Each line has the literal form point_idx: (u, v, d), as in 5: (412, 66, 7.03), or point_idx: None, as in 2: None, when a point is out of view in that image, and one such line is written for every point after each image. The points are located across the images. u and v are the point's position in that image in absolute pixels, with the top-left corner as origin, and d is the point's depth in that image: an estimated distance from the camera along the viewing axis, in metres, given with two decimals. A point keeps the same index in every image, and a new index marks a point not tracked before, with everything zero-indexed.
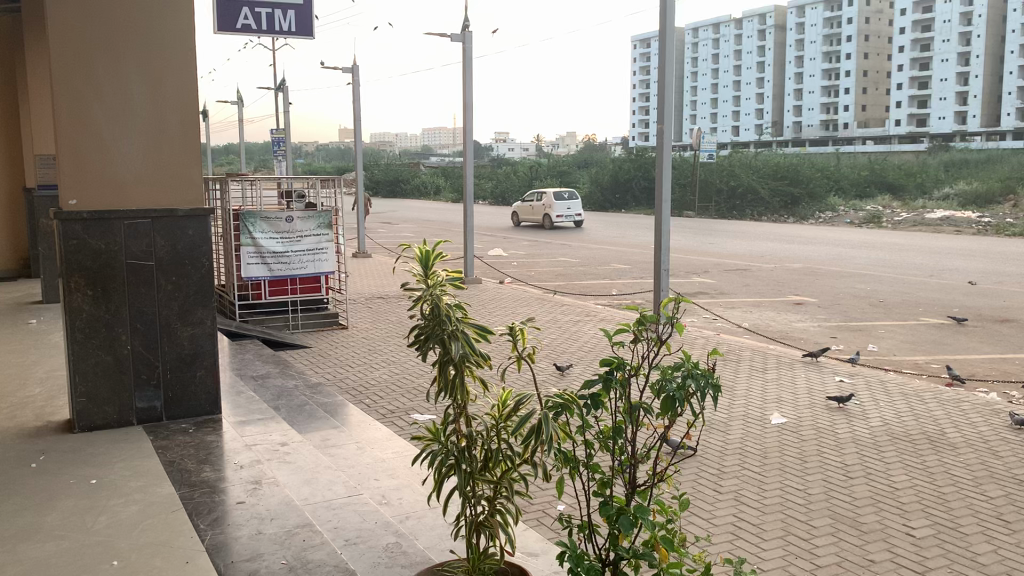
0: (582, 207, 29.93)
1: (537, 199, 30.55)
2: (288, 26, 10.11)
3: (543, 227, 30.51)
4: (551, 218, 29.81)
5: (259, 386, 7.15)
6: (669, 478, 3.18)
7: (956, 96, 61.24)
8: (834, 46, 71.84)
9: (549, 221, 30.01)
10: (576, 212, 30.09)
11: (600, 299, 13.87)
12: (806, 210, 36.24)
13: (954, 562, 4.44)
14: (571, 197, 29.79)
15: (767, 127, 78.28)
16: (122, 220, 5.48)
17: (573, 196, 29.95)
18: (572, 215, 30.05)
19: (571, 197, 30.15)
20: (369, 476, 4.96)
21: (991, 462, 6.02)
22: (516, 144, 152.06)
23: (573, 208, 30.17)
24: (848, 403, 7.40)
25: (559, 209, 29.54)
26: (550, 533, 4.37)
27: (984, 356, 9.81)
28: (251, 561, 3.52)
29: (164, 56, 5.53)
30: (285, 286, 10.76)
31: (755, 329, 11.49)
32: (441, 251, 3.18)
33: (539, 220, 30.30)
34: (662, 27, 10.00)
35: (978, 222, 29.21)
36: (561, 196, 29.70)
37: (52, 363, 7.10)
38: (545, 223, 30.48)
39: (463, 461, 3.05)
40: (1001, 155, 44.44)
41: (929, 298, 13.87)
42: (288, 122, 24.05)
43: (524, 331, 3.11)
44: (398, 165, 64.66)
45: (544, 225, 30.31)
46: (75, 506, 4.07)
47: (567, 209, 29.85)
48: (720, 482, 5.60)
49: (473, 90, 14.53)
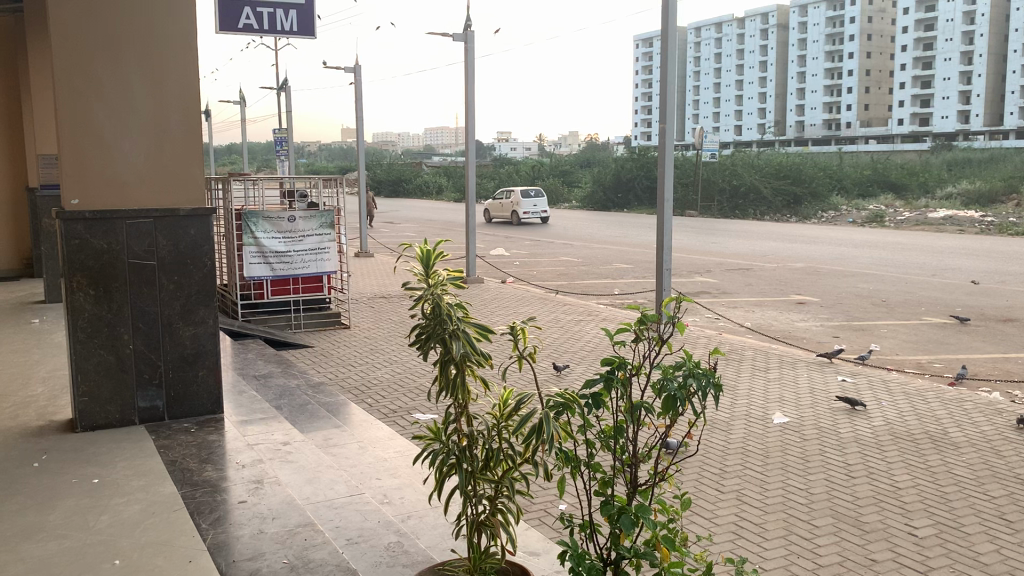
0: (548, 204, 31.50)
1: (507, 195, 32.11)
2: (289, 26, 10.11)
3: (511, 223, 32.11)
4: (517, 214, 31.40)
5: (261, 386, 7.16)
6: (671, 478, 3.17)
7: (959, 95, 61.07)
8: (836, 46, 71.74)
9: (516, 217, 31.62)
10: (543, 209, 31.67)
11: (602, 298, 13.86)
12: (809, 209, 36.20)
13: (956, 562, 4.43)
14: (536, 195, 31.37)
15: (770, 126, 78.25)
16: (124, 220, 5.48)
17: (539, 193, 31.48)
18: (538, 211, 31.66)
19: (538, 194, 31.73)
20: (371, 475, 4.96)
21: (994, 462, 6.01)
22: (518, 144, 152.18)
23: (540, 205, 31.77)
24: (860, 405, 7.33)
25: (525, 205, 31.08)
26: (551, 533, 4.36)
27: (987, 355, 9.78)
28: (253, 560, 3.52)
29: (165, 55, 5.54)
30: (287, 285, 10.79)
31: (757, 328, 11.47)
32: (442, 251, 3.18)
33: (507, 216, 31.93)
34: (665, 26, 9.99)
35: (981, 221, 29.15)
36: (529, 193, 31.23)
37: (54, 363, 7.11)
38: (512, 218, 32.11)
39: (463, 460, 3.05)
40: (1004, 154, 44.31)
41: (932, 297, 13.84)
42: (290, 122, 24.11)
43: (524, 331, 3.10)
44: (401, 164, 64.77)
45: (512, 221, 31.95)
46: (77, 505, 4.08)
47: (534, 205, 31.42)
48: (722, 481, 5.60)
49: (475, 89, 14.54)
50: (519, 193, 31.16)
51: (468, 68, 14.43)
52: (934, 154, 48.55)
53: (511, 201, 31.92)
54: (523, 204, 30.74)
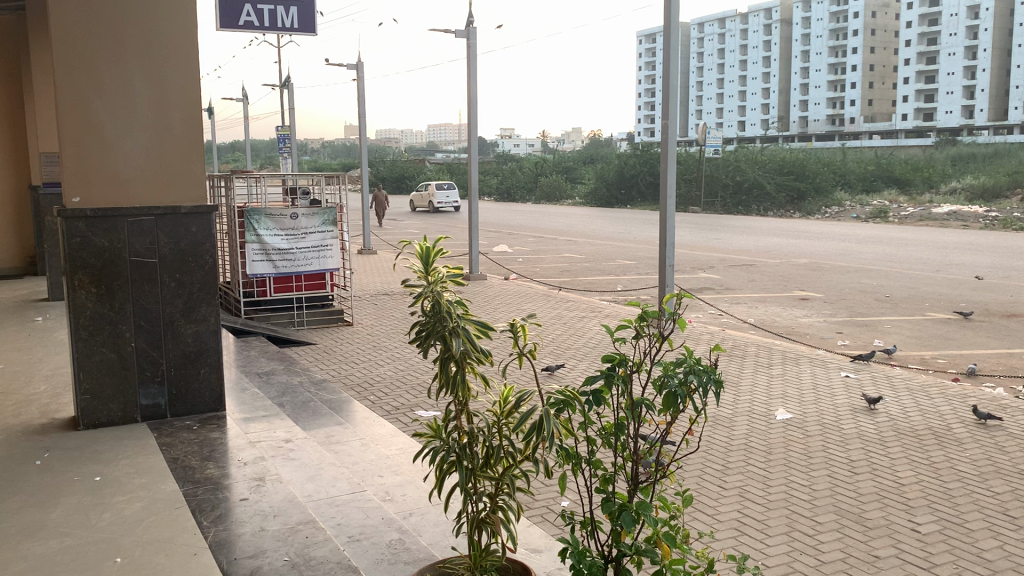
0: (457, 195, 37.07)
1: (424, 188, 37.98)
2: (290, 23, 10.10)
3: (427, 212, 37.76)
4: (433, 204, 36.93)
5: (264, 383, 7.17)
6: (672, 473, 3.15)
7: (963, 90, 60.83)
8: (840, 41, 71.50)
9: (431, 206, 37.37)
10: (454, 200, 37.46)
11: (605, 294, 13.87)
12: (811, 205, 36.18)
13: (960, 559, 4.41)
14: (449, 188, 37.33)
15: (774, 122, 78.09)
16: (126, 218, 5.48)
17: (452, 187, 37.45)
18: (451, 202, 37.31)
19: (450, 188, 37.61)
20: (373, 472, 4.97)
21: (997, 458, 5.99)
22: (522, 142, 152.57)
23: (452, 197, 37.54)
24: (877, 403, 7.19)
25: (440, 195, 36.78)
26: (552, 530, 4.35)
27: (991, 351, 9.73)
28: (254, 558, 3.52)
29: (166, 52, 5.53)
30: (291, 282, 10.77)
31: (761, 325, 11.45)
32: (442, 248, 3.16)
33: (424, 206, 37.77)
34: (669, 22, 9.95)
35: (985, 216, 29.07)
36: (442, 186, 37.28)
37: (58, 360, 7.14)
38: (428, 207, 37.96)
39: (463, 458, 3.02)
40: (1011, 148, 44.12)
41: (936, 293, 13.80)
42: (293, 119, 24.25)
43: (525, 328, 3.08)
44: (404, 161, 65.02)
45: (429, 210, 37.65)
46: (79, 503, 4.08)
47: (447, 197, 37.21)
48: (725, 477, 5.60)
49: (477, 86, 14.51)
50: (434, 186, 36.78)
51: (471, 65, 14.40)
52: (938, 150, 48.40)
53: (428, 194, 37.81)
54: (440, 193, 36.32)
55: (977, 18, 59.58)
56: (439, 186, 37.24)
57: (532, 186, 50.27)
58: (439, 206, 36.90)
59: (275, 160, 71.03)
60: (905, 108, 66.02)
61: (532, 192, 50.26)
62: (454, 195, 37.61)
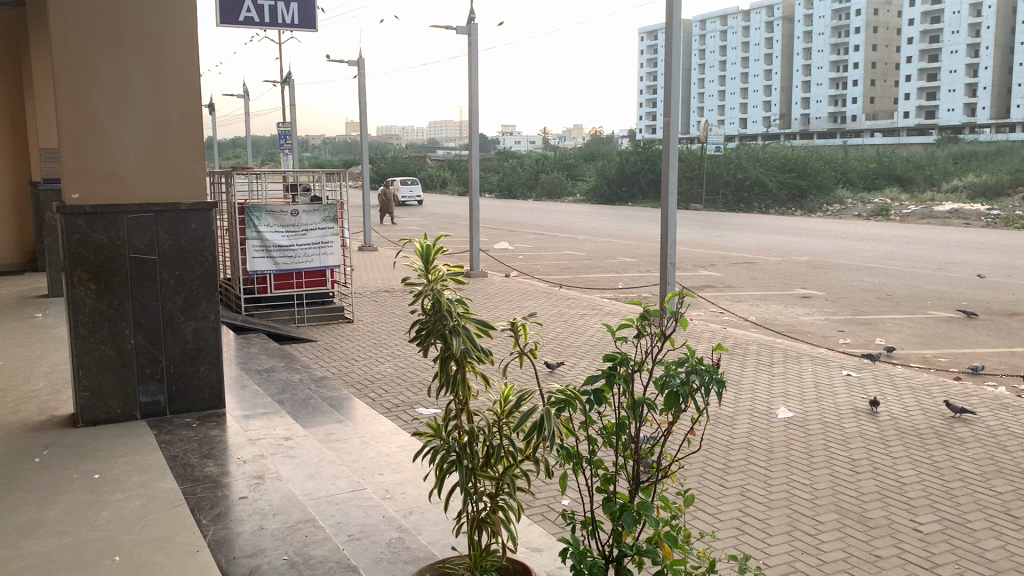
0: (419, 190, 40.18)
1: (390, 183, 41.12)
2: (290, 19, 10.04)
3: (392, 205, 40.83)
4: (398, 198, 40.06)
5: (264, 380, 7.15)
6: (674, 473, 3.12)
7: (966, 88, 60.76)
8: (843, 38, 71.38)
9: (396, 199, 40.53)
10: (417, 195, 40.64)
11: (605, 292, 13.85)
12: (813, 203, 36.14)
13: (962, 559, 4.39)
14: (413, 183, 40.20)
15: (775, 119, 77.99)
16: (125, 215, 5.46)
17: (414, 183, 40.55)
18: (413, 196, 40.49)
19: (413, 183, 40.66)
20: (373, 470, 4.94)
21: (999, 457, 5.98)
22: (523, 138, 152.60)
23: (415, 191, 40.68)
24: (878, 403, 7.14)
25: (404, 191, 39.93)
26: (553, 528, 4.33)
27: (994, 350, 9.70)
28: (253, 557, 3.50)
29: (165, 46, 5.50)
30: (291, 279, 10.74)
31: (762, 323, 11.43)
32: (442, 245, 3.14)
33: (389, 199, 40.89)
34: (670, 19, 9.92)
35: (987, 215, 29.03)
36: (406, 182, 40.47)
37: (57, 357, 7.12)
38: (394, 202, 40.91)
39: (463, 457, 2.99)
40: (1013, 146, 43.99)
41: (938, 291, 13.78)
42: (294, 115, 24.29)
43: (526, 327, 3.04)
44: (406, 158, 65.19)
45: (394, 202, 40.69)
46: (77, 501, 4.07)
47: (411, 191, 40.25)
48: (726, 476, 5.57)
49: (479, 83, 14.48)
50: (399, 180, 39.88)
51: (472, 61, 14.36)
52: (940, 147, 48.35)
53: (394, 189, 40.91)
54: (404, 188, 39.44)
55: (980, 15, 59.41)
56: (403, 181, 40.46)
57: (533, 183, 50.31)
58: (404, 201, 40.32)
59: (277, 156, 71.23)
60: (907, 106, 65.94)
61: (533, 189, 50.29)
62: (417, 189, 40.85)
